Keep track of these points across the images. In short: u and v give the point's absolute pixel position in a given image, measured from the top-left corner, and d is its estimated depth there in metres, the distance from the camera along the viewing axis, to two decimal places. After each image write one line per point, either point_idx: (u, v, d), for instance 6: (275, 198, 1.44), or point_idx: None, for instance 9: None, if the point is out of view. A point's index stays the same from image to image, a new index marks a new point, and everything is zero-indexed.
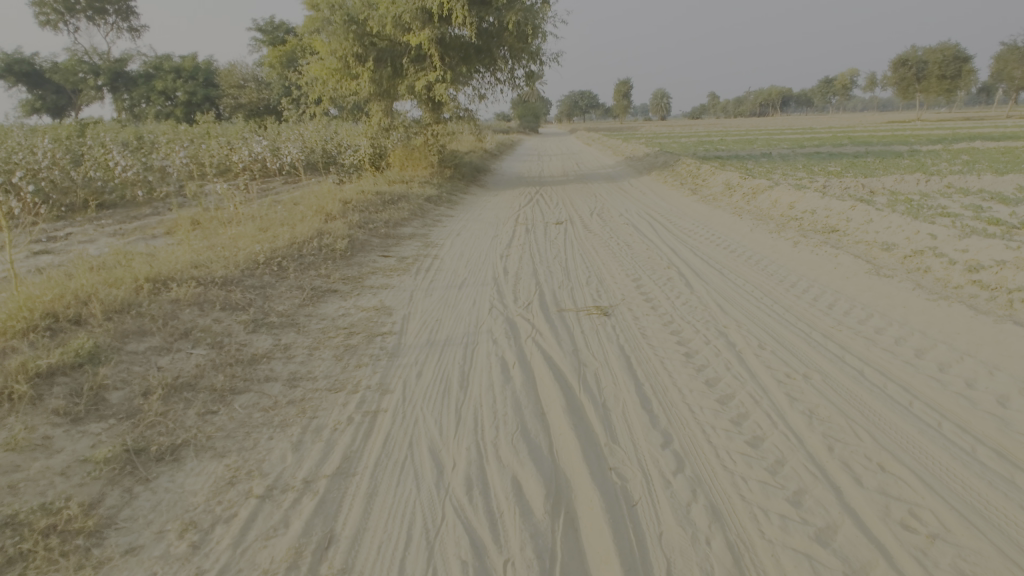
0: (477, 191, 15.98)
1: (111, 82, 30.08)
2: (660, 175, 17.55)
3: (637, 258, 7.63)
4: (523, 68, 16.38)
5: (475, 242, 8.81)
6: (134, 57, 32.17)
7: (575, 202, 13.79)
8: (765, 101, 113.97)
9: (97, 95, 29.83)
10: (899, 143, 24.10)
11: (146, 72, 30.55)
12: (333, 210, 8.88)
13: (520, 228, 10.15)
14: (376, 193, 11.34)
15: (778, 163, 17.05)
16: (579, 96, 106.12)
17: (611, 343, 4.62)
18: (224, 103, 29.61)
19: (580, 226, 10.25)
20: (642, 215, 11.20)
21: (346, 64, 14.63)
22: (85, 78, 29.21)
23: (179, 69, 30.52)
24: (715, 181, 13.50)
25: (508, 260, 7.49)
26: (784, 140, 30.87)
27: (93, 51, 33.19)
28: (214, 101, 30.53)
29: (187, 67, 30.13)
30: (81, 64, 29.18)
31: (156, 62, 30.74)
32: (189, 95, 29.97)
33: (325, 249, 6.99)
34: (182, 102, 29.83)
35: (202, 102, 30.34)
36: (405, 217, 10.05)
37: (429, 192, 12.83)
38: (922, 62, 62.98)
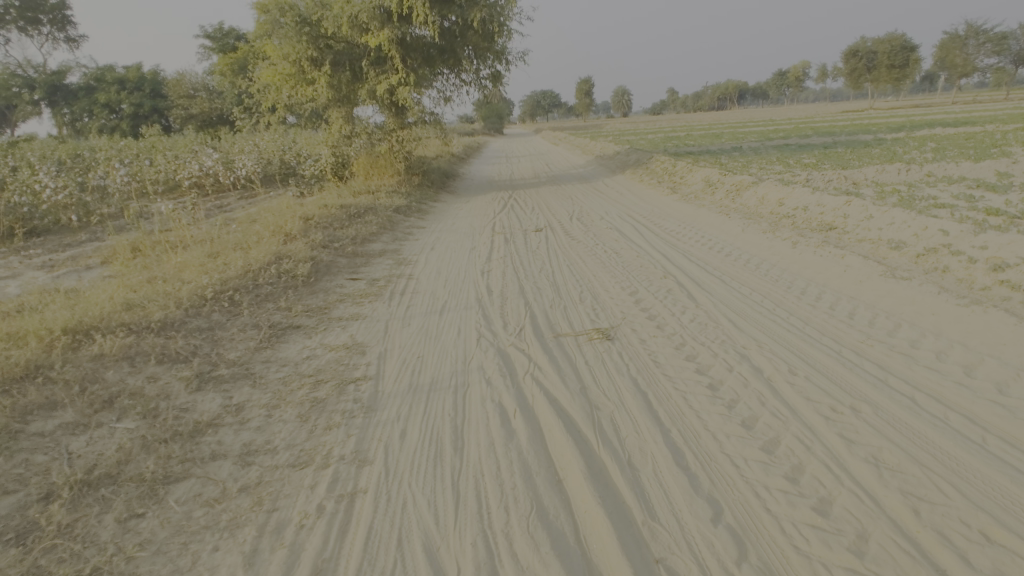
0: (448, 198, 15.28)
1: (49, 96, 28.12)
2: (635, 174, 17.14)
3: (630, 267, 7.08)
4: (489, 68, 15.75)
5: (453, 257, 8.11)
6: (73, 69, 30.21)
7: (552, 206, 13.20)
8: (723, 95, 116.31)
9: (34, 111, 27.87)
10: (862, 133, 24.45)
11: (88, 84, 28.71)
12: (293, 229, 8.07)
13: (498, 238, 9.50)
14: (340, 207, 10.53)
15: (752, 157, 16.90)
16: (542, 96, 106.10)
17: (622, 376, 4.03)
18: (174, 114, 28.06)
19: (562, 233, 9.67)
20: (625, 218, 10.69)
21: (301, 68, 13.72)
22: (20, 93, 27.27)
23: (123, 81, 28.79)
24: (693, 179, 13.14)
25: (490, 277, 6.83)
26: (749, 134, 31.14)
27: (28, 63, 31.06)
28: (163, 112, 28.90)
29: (132, 78, 28.42)
30: (15, 77, 27.30)
31: (98, 74, 28.95)
32: (135, 108, 28.26)
33: (284, 276, 6.20)
34: (129, 115, 28.16)
35: (150, 114, 28.68)
36: (372, 232, 9.29)
37: (398, 202, 12.06)
38: (871, 52, 64.99)
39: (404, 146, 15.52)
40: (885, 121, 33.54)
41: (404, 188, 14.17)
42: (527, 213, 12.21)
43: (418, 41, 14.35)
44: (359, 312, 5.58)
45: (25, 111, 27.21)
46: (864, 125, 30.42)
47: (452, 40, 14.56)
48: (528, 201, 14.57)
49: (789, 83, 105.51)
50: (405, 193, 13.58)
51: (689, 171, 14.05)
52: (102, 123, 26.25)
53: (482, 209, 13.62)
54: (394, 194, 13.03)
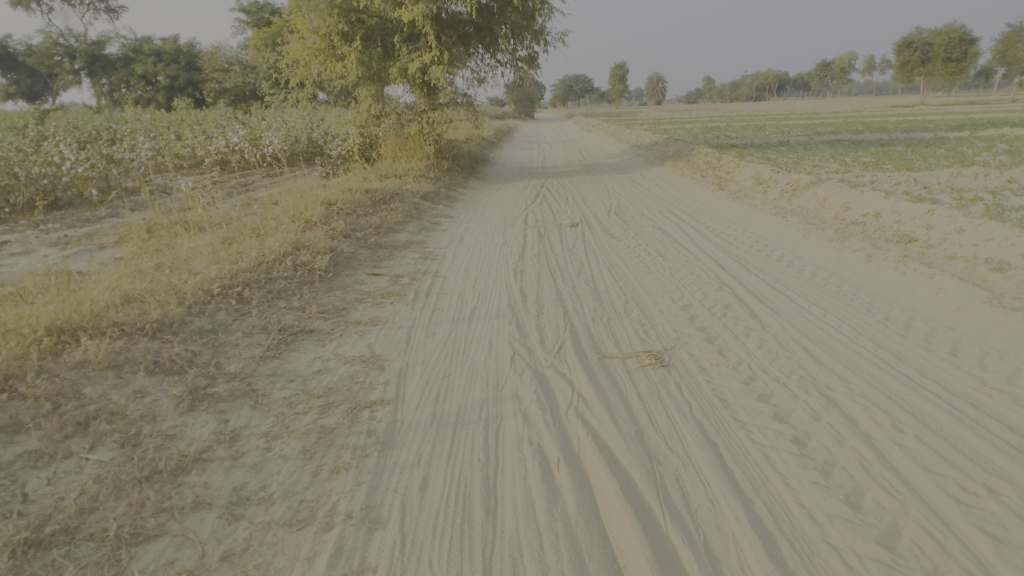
0: (478, 184, 14.67)
1: (88, 65, 28.23)
2: (675, 166, 16.20)
3: (680, 275, 6.39)
4: (526, 49, 14.96)
5: (482, 253, 7.51)
6: (113, 40, 30.28)
7: (587, 198, 12.46)
8: (762, 85, 112.42)
9: (74, 80, 28.03)
10: (920, 130, 22.95)
11: (126, 55, 28.70)
12: (314, 215, 7.55)
13: (531, 232, 8.84)
14: (365, 191, 9.99)
15: (802, 153, 15.83)
16: (576, 80, 103.87)
17: (684, 419, 3.39)
18: (208, 88, 27.92)
19: (600, 230, 8.97)
20: (668, 215, 9.90)
21: (331, 43, 13.14)
22: (61, 62, 27.42)
23: (160, 52, 28.73)
24: (741, 174, 12.24)
25: (524, 280, 6.21)
26: (793, 127, 29.68)
27: (69, 33, 31.24)
28: (198, 86, 28.76)
29: (168, 51, 28.29)
30: (56, 46, 27.49)
31: (136, 45, 28.97)
32: (170, 80, 28.15)
33: (300, 269, 5.68)
34: (165, 87, 28.11)
35: (184, 87, 28.58)
36: (398, 220, 8.74)
37: (426, 189, 11.49)
38: (927, 44, 61.51)
39: (434, 129, 14.91)
40: (941, 119, 31.52)
41: (433, 173, 13.62)
42: (562, 205, 11.50)
43: (454, 19, 13.61)
44: (379, 315, 5.03)
45: (67, 80, 27.43)
46: (919, 122, 28.60)
47: (489, 18, 13.81)
48: (561, 192, 13.85)
49: (834, 75, 101.22)
50: (434, 178, 13.00)
51: (736, 166, 13.11)
52: (139, 96, 26.23)
53: (512, 198, 12.95)
54: (423, 180, 12.47)
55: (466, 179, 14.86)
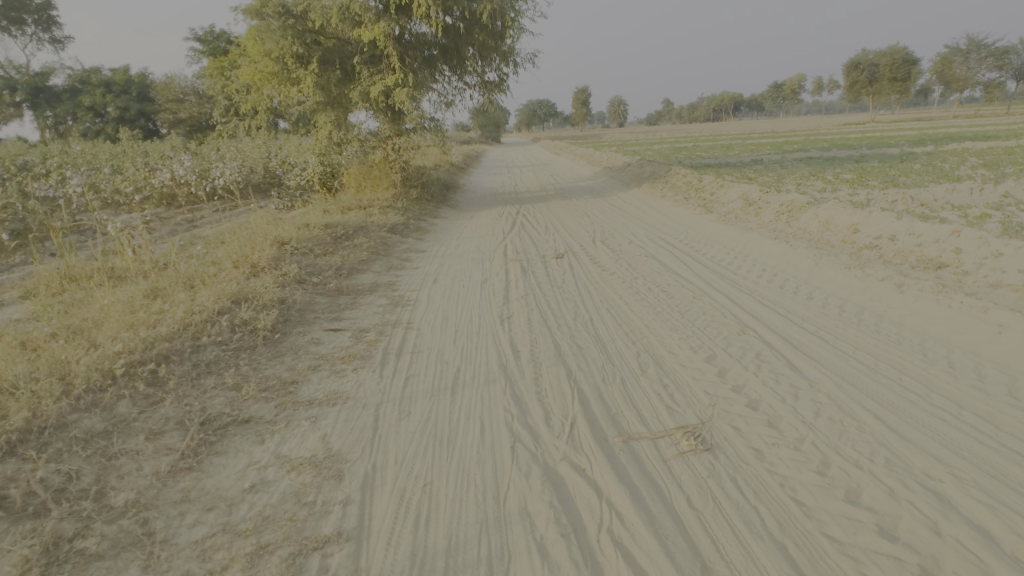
0: (449, 213, 13.77)
1: (31, 97, 26.47)
2: (653, 188, 15.61)
3: (692, 316, 5.54)
4: (495, 70, 14.31)
5: (461, 295, 6.52)
6: (59, 71, 28.61)
7: (568, 226, 11.63)
8: (719, 106, 116.21)
9: (17, 114, 26.21)
10: (884, 145, 23.28)
11: (72, 87, 27.04)
12: (261, 259, 6.47)
13: (514, 268, 7.91)
14: (324, 226, 8.93)
15: (780, 172, 15.55)
16: (541, 105, 105.06)
17: (759, 542, 2.48)
18: (161, 118, 26.44)
19: (589, 263, 8.11)
20: (659, 242, 9.12)
21: (285, 67, 12.16)
22: (2, 95, 25.67)
23: (110, 83, 27.17)
24: (726, 195, 11.69)
25: (513, 330, 5.24)
26: (759, 145, 30.02)
27: (11, 65, 29.45)
28: (152, 117, 27.22)
29: (119, 81, 26.74)
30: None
31: (83, 75, 27.36)
32: (121, 111, 26.55)
33: (238, 329, 4.61)
34: (114, 119, 26.48)
35: (137, 118, 26.99)
36: (362, 259, 7.70)
37: (394, 220, 10.50)
38: (874, 65, 64.31)
39: (401, 155, 13.98)
40: (899, 135, 32.30)
41: (401, 203, 12.66)
42: (542, 234, 10.63)
43: (418, 38, 12.91)
44: (337, 390, 3.98)
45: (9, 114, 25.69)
46: (880, 138, 29.15)
47: (455, 38, 13.09)
48: (538, 219, 13.02)
49: (787, 96, 105.17)
50: (402, 208, 12.02)
51: (720, 187, 12.53)
52: (86, 129, 24.56)
53: (487, 227, 12.03)
54: (390, 210, 11.47)
55: (436, 208, 13.91)
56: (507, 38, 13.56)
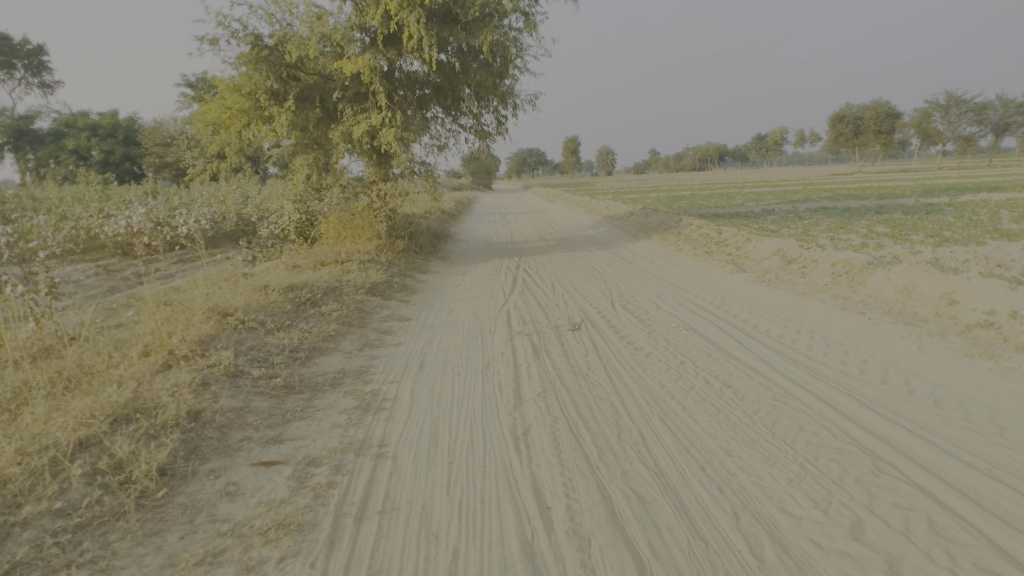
0: (441, 267, 12.22)
1: (13, 140, 25.09)
2: (664, 241, 14.23)
3: (790, 435, 3.86)
4: (492, 112, 13.18)
5: (458, 393, 4.82)
6: (45, 115, 27.47)
7: (577, 284, 10.12)
8: (706, 156, 118.66)
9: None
10: (893, 196, 22.45)
11: (57, 130, 25.76)
12: (180, 342, 4.72)
13: (522, 347, 6.27)
14: (287, 287, 7.29)
15: (803, 223, 14.34)
16: (533, 154, 106.51)
17: None
18: (146, 162, 25.11)
19: (616, 340, 6.49)
20: (694, 310, 7.56)
21: (257, 103, 10.85)
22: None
23: (97, 127, 25.89)
24: (756, 250, 10.30)
25: (536, 465, 3.53)
26: (760, 194, 29.31)
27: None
28: (137, 160, 25.83)
29: (105, 125, 25.45)
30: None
31: (69, 118, 26.19)
32: (106, 155, 25.11)
33: (98, 480, 2.87)
34: (97, 162, 25.08)
35: (121, 161, 25.57)
36: (328, 335, 6.01)
37: (375, 279, 8.87)
38: (858, 118, 65.58)
39: (387, 203, 12.49)
40: (896, 185, 31.83)
41: (385, 256, 11.07)
42: (550, 296, 9.05)
43: (408, 75, 11.77)
44: None
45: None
46: (882, 189, 28.42)
47: (450, 76, 11.97)
48: (541, 274, 11.52)
49: (771, 147, 107.48)
50: (386, 264, 10.42)
51: (746, 241, 11.14)
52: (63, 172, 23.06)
53: (483, 283, 10.46)
54: (371, 266, 9.87)
55: (425, 261, 12.30)
56: (506, 79, 12.51)
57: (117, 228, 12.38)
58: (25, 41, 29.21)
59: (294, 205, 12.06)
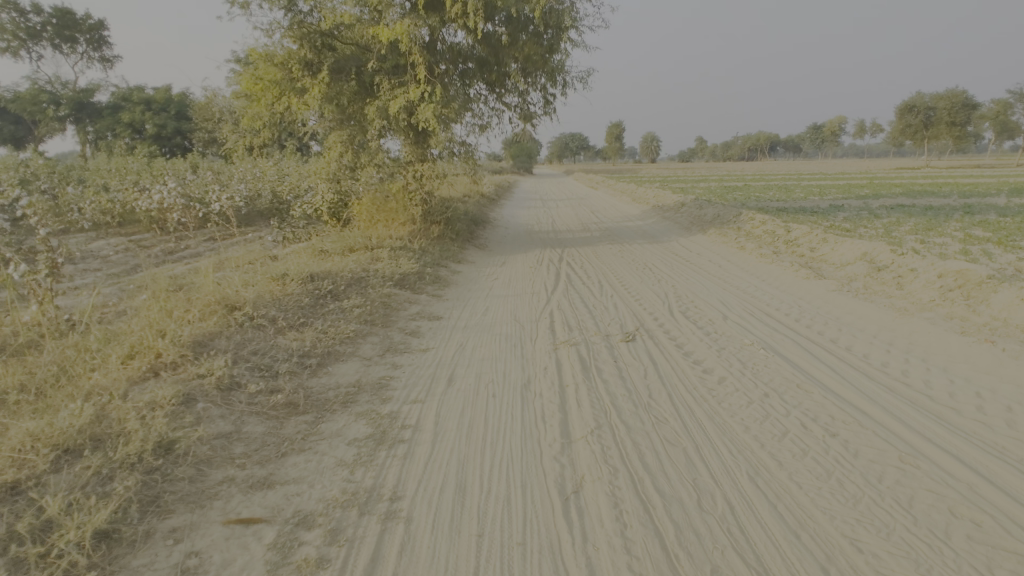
0: (478, 256, 11.40)
1: (73, 113, 25.51)
2: (722, 236, 12.96)
3: (940, 528, 2.85)
4: (539, 90, 12.17)
5: (492, 422, 3.98)
6: (105, 89, 27.93)
7: (627, 282, 9.13)
8: (757, 146, 113.57)
9: (59, 129, 25.31)
10: (979, 195, 20.28)
11: (114, 103, 26.10)
12: (171, 344, 4.03)
13: (569, 360, 5.37)
14: (308, 277, 6.59)
15: (882, 222, 12.82)
16: (577, 138, 104.23)
17: None
18: (195, 137, 25.16)
19: (679, 357, 5.50)
20: (769, 323, 6.49)
21: (291, 74, 10.18)
22: (45, 109, 24.68)
23: (150, 101, 26.04)
24: (836, 253, 9.03)
25: (594, 547, 2.66)
26: (823, 187, 27.24)
27: (59, 81, 28.97)
28: (188, 135, 25.82)
29: (158, 99, 25.50)
30: (43, 92, 25.04)
31: (125, 92, 26.48)
32: (159, 129, 25.15)
33: (13, 552, 2.17)
34: (150, 136, 25.26)
35: (173, 136, 25.62)
36: (347, 336, 5.26)
37: (405, 270, 8.10)
38: (930, 108, 60.80)
39: (424, 185, 11.66)
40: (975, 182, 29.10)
41: (419, 244, 10.26)
42: (597, 296, 8.09)
43: (451, 47, 10.88)
44: None
45: (53, 128, 24.82)
46: (963, 186, 25.76)
47: (496, 49, 11.01)
48: (584, 267, 10.57)
49: (828, 137, 101.58)
50: (420, 252, 9.63)
51: (822, 240, 9.83)
52: (115, 144, 23.22)
53: (523, 276, 9.59)
54: (403, 254, 9.09)
55: (461, 249, 11.45)
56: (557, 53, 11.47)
57: (150, 202, 12.04)
58: (87, 16, 29.72)
59: (327, 185, 11.41)
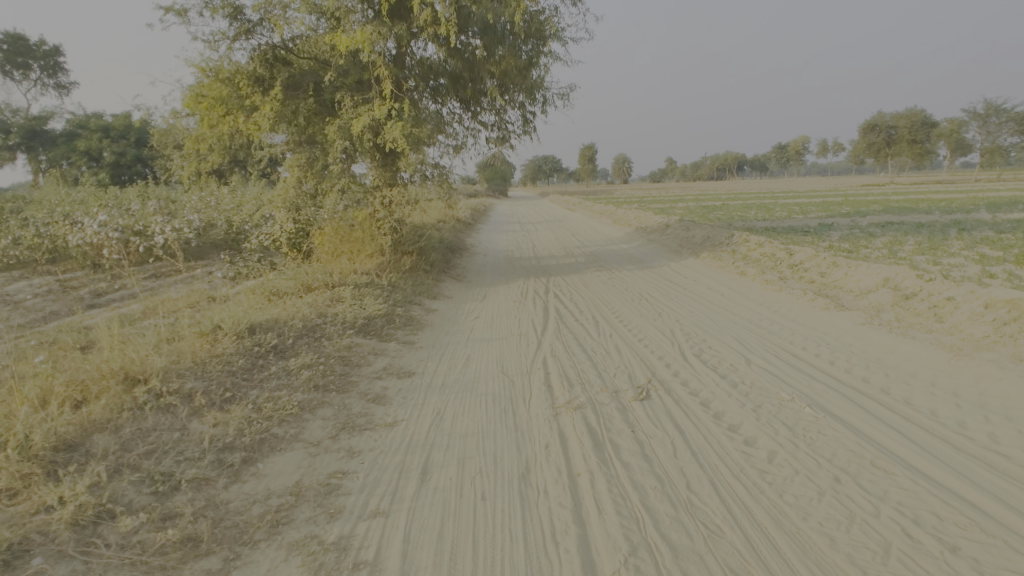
0: (456, 289, 10.29)
1: (25, 141, 23.70)
2: (717, 260, 12.11)
3: None
4: (517, 108, 11.28)
5: (485, 550, 2.82)
6: (59, 116, 26.24)
7: (625, 317, 8.12)
8: (726, 166, 116.08)
9: (8, 158, 23.50)
10: (958, 210, 20.11)
11: (70, 131, 24.46)
12: (14, 454, 2.82)
13: (575, 431, 4.25)
14: (247, 329, 5.37)
15: (882, 242, 12.18)
16: (551, 161, 104.79)
17: None
18: (155, 165, 23.58)
19: (710, 422, 4.45)
20: (803, 370, 5.51)
21: (240, 92, 9.08)
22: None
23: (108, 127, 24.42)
24: (851, 279, 8.20)
25: None
26: (801, 206, 27.08)
27: (9, 109, 27.15)
28: (150, 163, 24.14)
29: (117, 126, 23.97)
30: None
31: (81, 120, 24.90)
32: (116, 157, 23.52)
33: None
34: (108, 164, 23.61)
35: (132, 164, 24.01)
36: (289, 412, 4.05)
37: (370, 312, 6.92)
38: (892, 127, 62.61)
39: (393, 212, 10.54)
40: (946, 198, 29.33)
41: (389, 278, 9.09)
42: (595, 336, 7.04)
43: (422, 62, 9.91)
44: None
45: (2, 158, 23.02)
46: (942, 203, 25.64)
47: (470, 63, 10.10)
48: (573, 298, 9.54)
49: (795, 157, 104.18)
50: (389, 289, 8.46)
51: (832, 265, 9.04)
52: (66, 174, 21.52)
53: (507, 312, 8.50)
54: (369, 292, 7.91)
55: (436, 282, 10.30)
56: (536, 67, 10.64)
57: (82, 238, 10.63)
58: (43, 43, 28.17)
59: (284, 213, 10.21)
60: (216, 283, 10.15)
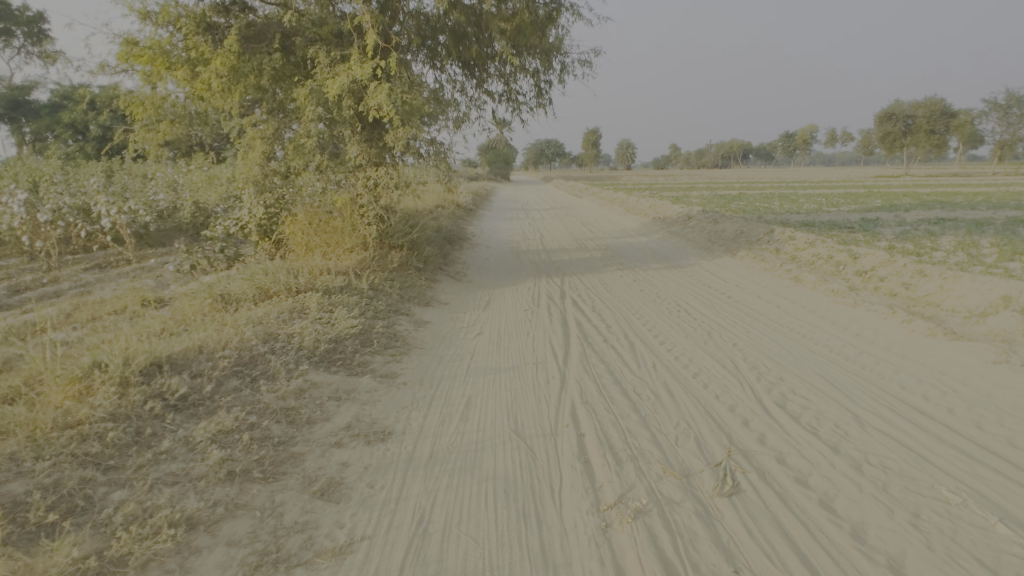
0: (455, 291, 8.62)
1: (7, 111, 21.64)
2: (759, 259, 10.40)
3: None
4: (530, 75, 9.53)
5: None
6: (42, 85, 24.36)
7: (668, 337, 6.44)
8: (732, 154, 113.82)
9: None
10: (1006, 206, 18.31)
11: (52, 101, 22.58)
12: None
13: (643, 570, 2.61)
14: (149, 367, 3.70)
15: (950, 243, 10.50)
16: (555, 145, 102.43)
17: None
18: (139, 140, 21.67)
19: (853, 550, 2.80)
20: (949, 441, 3.85)
21: (189, 41, 7.30)
22: None
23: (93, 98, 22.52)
24: (953, 295, 6.54)
25: None
26: (826, 197, 25.33)
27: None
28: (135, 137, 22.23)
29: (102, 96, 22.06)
30: None
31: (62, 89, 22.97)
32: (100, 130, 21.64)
33: None
34: (91, 137, 21.66)
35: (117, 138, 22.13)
36: (165, 543, 2.39)
37: (338, 334, 5.22)
38: (910, 116, 60.31)
39: (379, 197, 8.63)
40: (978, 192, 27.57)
41: (370, 281, 7.35)
42: (635, 368, 5.37)
43: (416, 14, 8.15)
44: None
45: None
46: (984, 197, 23.61)
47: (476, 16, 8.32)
48: (596, 307, 7.84)
49: (803, 146, 101.55)
50: (370, 297, 6.75)
51: (918, 274, 7.37)
52: (40, 148, 19.67)
53: (516, 326, 6.81)
54: (341, 302, 6.20)
55: (430, 283, 8.52)
56: (555, 24, 8.88)
57: (10, 220, 8.91)
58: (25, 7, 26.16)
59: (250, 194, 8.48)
60: (166, 279, 8.42)
